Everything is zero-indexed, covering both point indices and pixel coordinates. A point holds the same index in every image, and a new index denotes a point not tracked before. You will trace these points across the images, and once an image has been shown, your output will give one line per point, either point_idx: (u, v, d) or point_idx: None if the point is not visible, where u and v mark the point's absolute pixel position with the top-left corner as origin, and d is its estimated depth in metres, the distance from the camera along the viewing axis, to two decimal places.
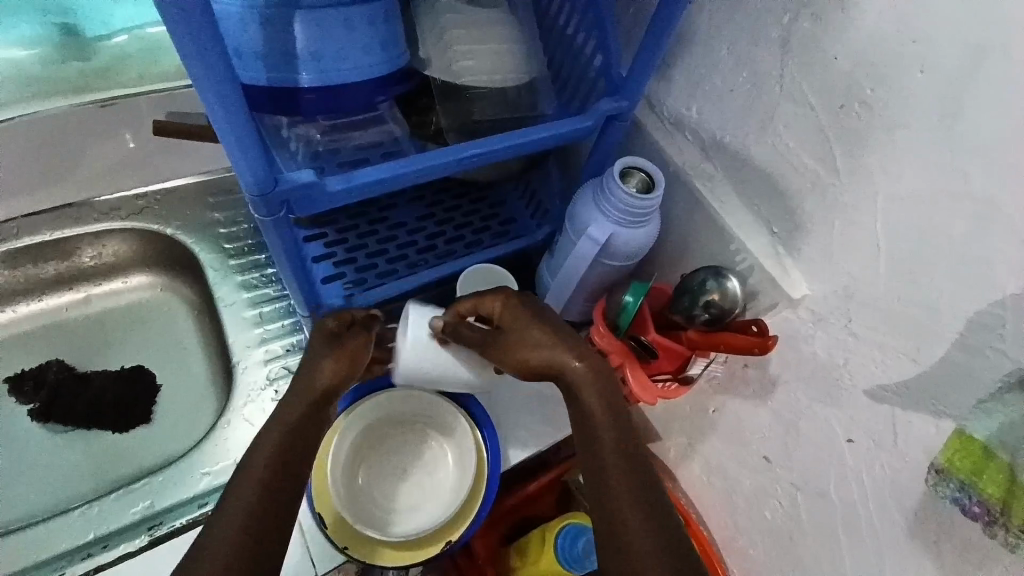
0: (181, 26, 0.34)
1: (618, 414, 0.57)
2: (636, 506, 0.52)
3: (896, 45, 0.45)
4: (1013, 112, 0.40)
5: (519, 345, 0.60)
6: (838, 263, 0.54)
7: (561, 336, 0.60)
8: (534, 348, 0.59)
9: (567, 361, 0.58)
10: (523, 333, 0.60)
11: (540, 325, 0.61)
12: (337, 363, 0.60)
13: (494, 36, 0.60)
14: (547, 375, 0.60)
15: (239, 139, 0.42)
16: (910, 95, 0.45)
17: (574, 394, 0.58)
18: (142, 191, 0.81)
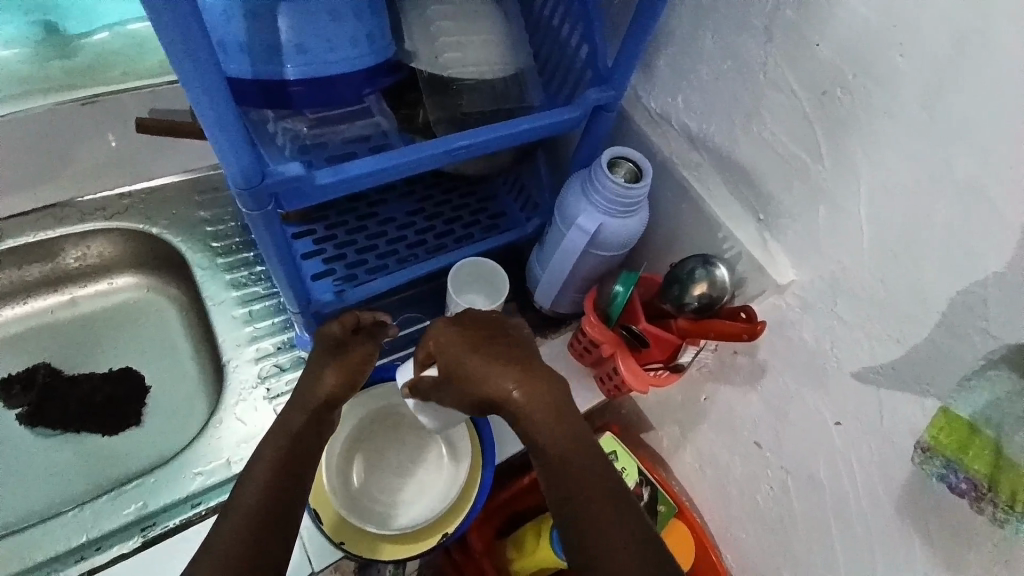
0: (166, 19, 0.33)
1: (575, 440, 0.51)
2: (615, 530, 0.48)
3: (878, 30, 0.45)
4: (993, 93, 0.40)
5: (460, 383, 0.54)
6: (824, 248, 0.55)
7: (497, 362, 0.54)
8: (471, 384, 0.53)
9: (506, 392, 0.52)
10: (457, 369, 0.54)
11: (476, 355, 0.55)
12: (338, 372, 0.61)
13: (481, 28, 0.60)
14: (495, 409, 0.54)
15: (226, 133, 0.41)
16: (892, 79, 0.46)
17: (523, 428, 0.52)
18: (126, 190, 0.80)
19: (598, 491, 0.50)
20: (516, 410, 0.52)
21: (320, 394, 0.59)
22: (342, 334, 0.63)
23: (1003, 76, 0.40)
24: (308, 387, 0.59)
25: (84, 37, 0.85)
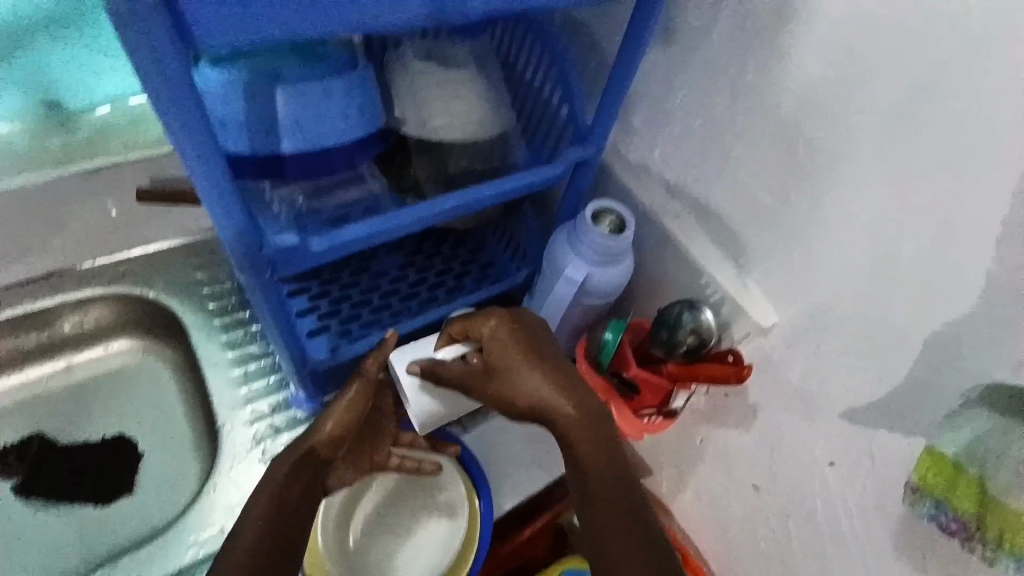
0: (166, 93, 0.36)
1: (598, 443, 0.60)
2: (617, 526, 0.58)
3: (833, 86, 0.49)
4: (942, 148, 0.43)
5: (506, 385, 0.62)
6: (802, 291, 0.57)
7: (546, 374, 0.62)
8: (517, 388, 0.62)
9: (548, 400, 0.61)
10: (506, 369, 0.62)
11: (527, 365, 0.62)
12: (336, 421, 0.60)
13: (467, 91, 0.63)
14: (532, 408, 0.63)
15: (221, 197, 0.44)
16: (847, 134, 0.49)
17: (558, 429, 0.61)
18: (124, 256, 0.81)
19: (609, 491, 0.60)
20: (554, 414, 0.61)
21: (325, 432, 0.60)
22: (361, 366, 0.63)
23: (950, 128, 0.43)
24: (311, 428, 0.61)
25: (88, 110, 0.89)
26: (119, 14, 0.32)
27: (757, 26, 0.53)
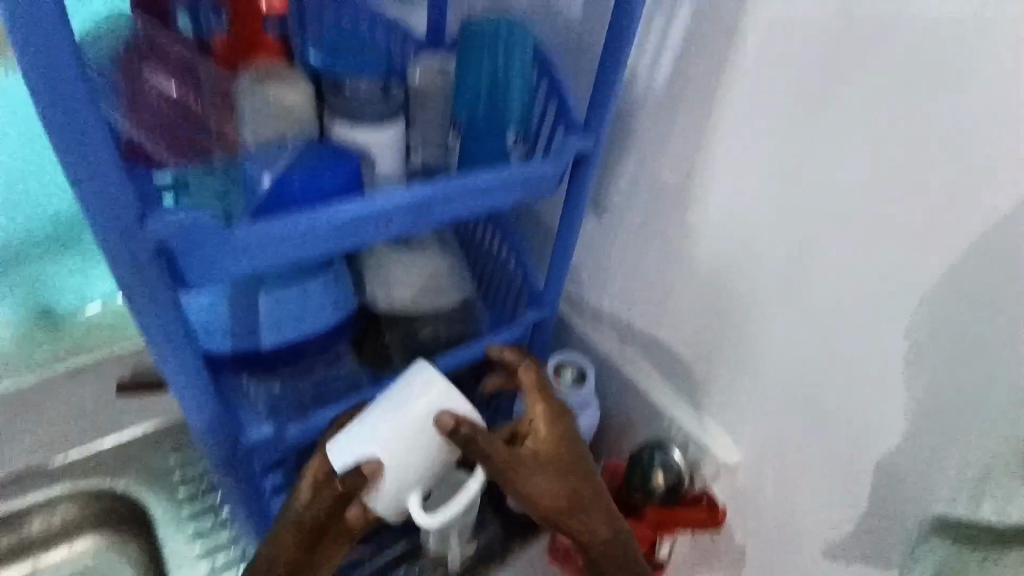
0: (161, 334, 0.42)
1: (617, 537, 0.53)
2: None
3: (741, 250, 0.57)
4: (838, 300, 0.50)
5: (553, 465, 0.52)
6: (756, 428, 0.61)
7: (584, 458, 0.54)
8: (565, 472, 0.52)
9: (588, 492, 0.53)
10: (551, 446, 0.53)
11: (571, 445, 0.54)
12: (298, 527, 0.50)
13: (431, 265, 0.69)
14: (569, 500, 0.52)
15: (202, 405, 0.48)
16: (758, 289, 0.56)
17: (592, 523, 0.53)
18: (96, 447, 0.80)
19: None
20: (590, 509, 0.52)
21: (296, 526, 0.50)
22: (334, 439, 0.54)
23: (846, 279, 0.49)
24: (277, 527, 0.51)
25: (75, 311, 0.88)
26: (127, 285, 0.38)
27: (669, 203, 0.62)
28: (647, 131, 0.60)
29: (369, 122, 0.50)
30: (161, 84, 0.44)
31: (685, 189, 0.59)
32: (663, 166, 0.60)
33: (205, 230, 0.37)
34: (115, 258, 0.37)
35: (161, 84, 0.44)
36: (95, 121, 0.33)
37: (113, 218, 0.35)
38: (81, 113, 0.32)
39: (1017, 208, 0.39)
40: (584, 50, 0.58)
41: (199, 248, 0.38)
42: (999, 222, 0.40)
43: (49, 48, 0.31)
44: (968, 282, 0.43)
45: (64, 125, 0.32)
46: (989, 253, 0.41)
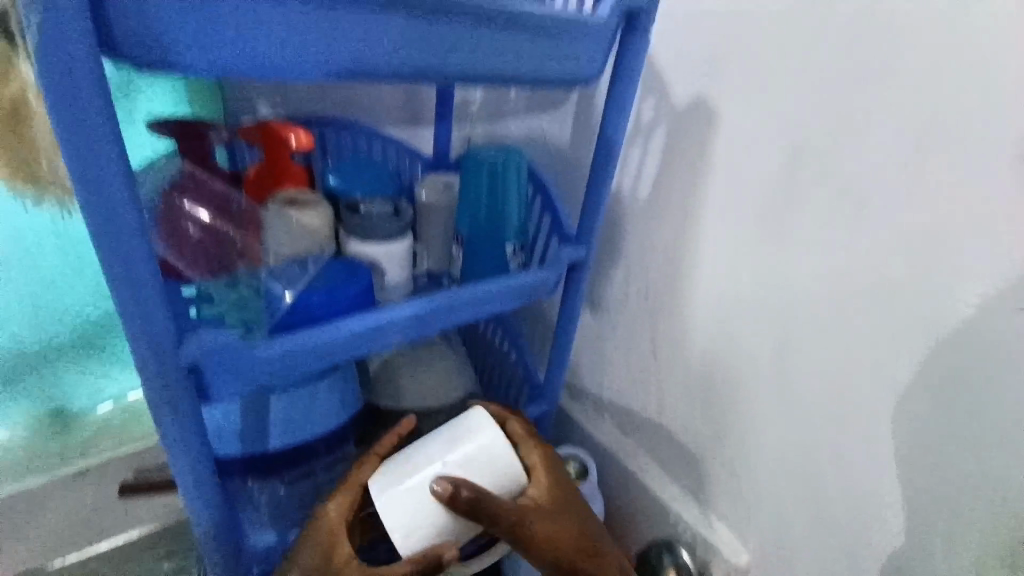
0: (182, 449, 0.42)
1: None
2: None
3: (728, 352, 0.59)
4: (828, 397, 0.52)
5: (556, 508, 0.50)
6: (762, 524, 0.61)
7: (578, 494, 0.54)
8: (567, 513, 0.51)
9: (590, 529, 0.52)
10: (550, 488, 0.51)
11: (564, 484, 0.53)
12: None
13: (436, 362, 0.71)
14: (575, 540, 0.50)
15: (215, 520, 0.48)
16: (749, 384, 0.58)
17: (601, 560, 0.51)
18: (91, 550, 0.72)
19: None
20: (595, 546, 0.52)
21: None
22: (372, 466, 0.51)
23: (827, 380, 0.51)
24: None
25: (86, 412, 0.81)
26: (156, 404, 0.39)
27: (658, 305, 0.65)
28: (635, 240, 0.66)
29: (380, 238, 0.55)
30: (194, 221, 0.47)
31: (672, 293, 0.63)
32: (652, 271, 0.65)
33: (234, 350, 0.40)
34: (148, 380, 0.38)
35: (190, 224, 0.47)
36: (146, 267, 0.34)
37: (151, 344, 0.37)
38: (134, 262, 0.34)
39: (978, 312, 0.41)
40: (573, 167, 0.65)
41: (227, 368, 0.40)
42: (954, 332, 0.42)
43: (110, 206, 0.32)
44: (936, 384, 0.44)
45: (116, 275, 0.34)
46: (953, 358, 0.43)
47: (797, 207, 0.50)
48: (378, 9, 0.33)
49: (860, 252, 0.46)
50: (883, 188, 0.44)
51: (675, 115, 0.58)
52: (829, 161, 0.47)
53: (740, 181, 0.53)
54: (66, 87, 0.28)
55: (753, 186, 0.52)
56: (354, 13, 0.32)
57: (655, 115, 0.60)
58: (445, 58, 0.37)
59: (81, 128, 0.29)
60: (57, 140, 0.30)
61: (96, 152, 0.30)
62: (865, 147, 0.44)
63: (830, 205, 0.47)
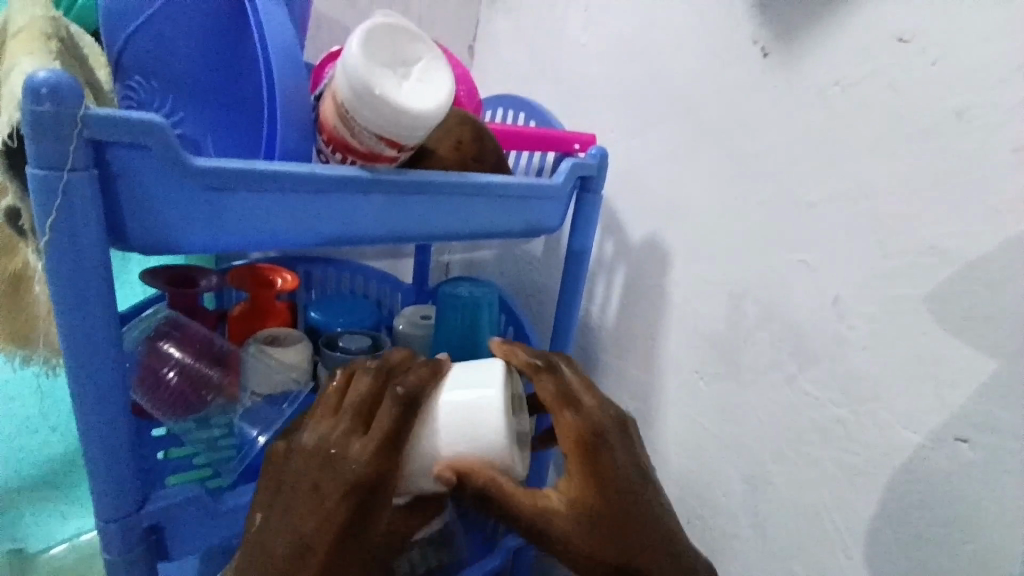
0: None
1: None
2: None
3: (703, 477, 0.59)
4: (802, 523, 0.51)
5: (592, 500, 0.37)
6: None
7: (627, 477, 0.39)
8: (608, 511, 0.37)
9: (643, 535, 0.38)
10: (588, 472, 0.38)
11: (606, 466, 0.38)
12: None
13: None
14: (621, 546, 0.37)
15: None
16: (726, 512, 0.57)
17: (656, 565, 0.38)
18: None
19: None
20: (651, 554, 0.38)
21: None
22: (366, 465, 0.34)
23: (799, 508, 0.52)
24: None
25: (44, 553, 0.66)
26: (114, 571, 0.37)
27: None
28: (606, 363, 0.69)
29: None
30: (174, 367, 0.48)
31: (643, 416, 0.65)
32: (623, 394, 0.67)
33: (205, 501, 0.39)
34: (108, 547, 0.36)
35: (171, 370, 0.48)
36: (123, 449, 0.34)
37: (119, 506, 0.35)
38: (112, 445, 0.34)
39: (926, 439, 0.43)
40: (545, 296, 0.71)
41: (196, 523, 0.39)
42: (906, 460, 0.44)
43: (98, 395, 0.32)
44: (899, 512, 0.45)
45: (91, 459, 0.34)
46: (914, 483, 0.44)
47: (748, 340, 0.54)
48: (364, 191, 0.37)
49: (811, 383, 0.50)
50: (821, 325, 0.48)
51: (633, 253, 0.63)
52: (771, 301, 0.52)
53: (696, 315, 0.58)
54: (74, 295, 0.30)
55: (707, 319, 0.57)
56: (342, 196, 0.37)
57: (616, 252, 0.66)
58: (424, 224, 0.42)
59: (83, 330, 0.31)
60: (58, 342, 0.31)
61: (95, 349, 0.31)
62: (799, 289, 0.50)
63: (777, 338, 0.51)
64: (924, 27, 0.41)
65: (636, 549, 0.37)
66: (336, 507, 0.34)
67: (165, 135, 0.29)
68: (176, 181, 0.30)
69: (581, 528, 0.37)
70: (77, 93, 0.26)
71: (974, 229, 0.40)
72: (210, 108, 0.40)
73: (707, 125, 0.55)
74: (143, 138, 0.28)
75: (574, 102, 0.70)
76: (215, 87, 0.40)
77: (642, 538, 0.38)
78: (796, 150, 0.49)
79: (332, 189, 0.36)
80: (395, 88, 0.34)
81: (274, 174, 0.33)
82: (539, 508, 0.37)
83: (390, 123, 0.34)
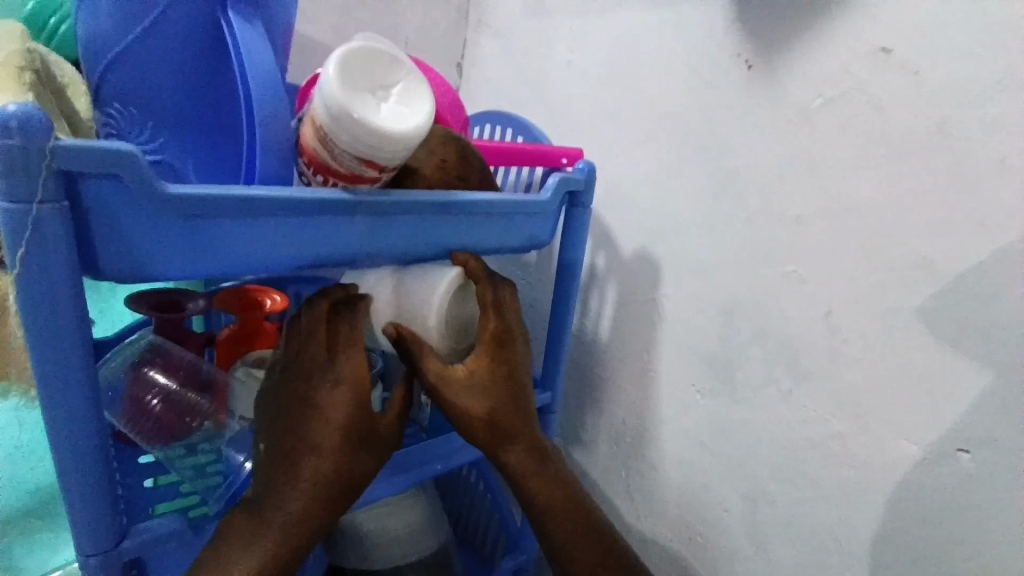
0: None
1: (552, 476, 0.46)
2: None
3: (702, 496, 0.58)
4: (803, 541, 0.50)
5: (489, 383, 0.44)
6: None
7: (519, 378, 0.46)
8: (497, 397, 0.44)
9: (518, 426, 0.45)
10: (493, 362, 0.45)
11: (506, 364, 0.45)
12: (276, 497, 0.36)
13: (407, 518, 0.65)
14: (501, 429, 0.45)
15: None
16: (726, 531, 0.56)
17: (524, 451, 0.45)
18: None
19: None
20: (521, 443, 0.45)
21: (285, 516, 0.36)
22: (340, 364, 0.39)
23: (800, 527, 0.50)
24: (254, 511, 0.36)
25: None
26: None
27: (628, 445, 0.65)
28: (600, 379, 0.68)
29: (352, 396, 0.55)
30: (157, 395, 0.48)
31: (640, 433, 0.64)
32: (619, 411, 0.66)
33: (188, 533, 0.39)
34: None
35: (154, 397, 0.48)
36: (97, 486, 0.33)
37: (98, 543, 0.34)
38: (88, 482, 0.33)
39: (925, 456, 0.42)
40: (537, 312, 0.70)
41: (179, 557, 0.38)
42: (907, 476, 0.44)
43: (71, 430, 0.32)
44: (901, 530, 0.44)
45: (66, 497, 0.33)
46: (915, 500, 0.43)
47: (742, 355, 0.53)
48: (345, 214, 0.37)
49: (808, 399, 0.49)
50: (815, 339, 0.48)
51: (625, 268, 0.63)
52: (764, 316, 0.51)
53: (689, 330, 0.57)
54: (46, 326, 0.29)
55: (702, 334, 0.56)
56: (325, 219, 0.36)
57: (608, 266, 0.65)
58: (410, 244, 0.41)
59: (56, 363, 0.30)
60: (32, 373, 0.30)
61: (69, 381, 0.31)
62: (791, 303, 0.49)
63: (770, 354, 0.51)
64: (908, 40, 0.41)
65: (509, 435, 0.45)
66: (331, 400, 0.38)
67: (139, 164, 0.29)
68: (152, 211, 0.29)
69: (476, 403, 0.43)
70: (46, 125, 0.26)
71: (967, 242, 0.39)
72: (195, 136, 0.40)
73: (693, 140, 0.55)
74: (116, 170, 0.28)
75: (561, 119, 0.70)
76: (197, 114, 0.40)
77: (517, 428, 0.45)
78: (781, 164, 0.48)
79: (314, 212, 0.35)
80: (374, 111, 0.33)
81: (254, 200, 0.33)
82: (450, 376, 0.43)
83: (369, 146, 0.34)
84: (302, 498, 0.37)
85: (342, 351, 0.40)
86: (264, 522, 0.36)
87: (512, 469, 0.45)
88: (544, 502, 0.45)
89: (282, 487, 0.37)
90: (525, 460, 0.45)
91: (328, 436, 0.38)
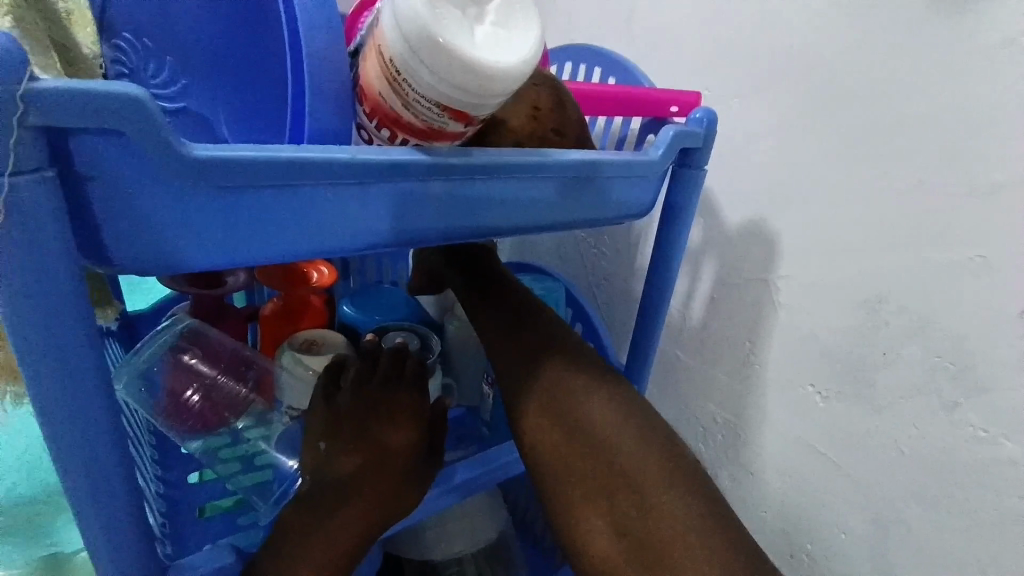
0: None
1: (596, 382, 0.40)
2: (641, 446, 0.37)
3: (812, 509, 0.51)
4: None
5: (499, 299, 0.46)
6: None
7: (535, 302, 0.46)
8: (513, 313, 0.45)
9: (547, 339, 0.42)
10: (505, 284, 0.47)
11: (513, 292, 0.47)
12: (331, 495, 0.35)
13: (468, 513, 0.60)
14: (522, 335, 0.43)
15: None
16: (840, 552, 0.49)
17: (557, 360, 0.41)
18: None
19: (605, 439, 0.37)
20: (551, 353, 0.42)
21: (350, 525, 0.35)
22: (415, 376, 0.42)
23: (946, 563, 0.42)
24: (315, 520, 0.34)
25: None
26: None
27: (718, 444, 0.58)
28: (688, 369, 0.59)
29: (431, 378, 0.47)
30: (197, 389, 0.43)
31: (734, 432, 0.56)
32: (709, 405, 0.58)
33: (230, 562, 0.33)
34: None
35: (194, 393, 0.43)
36: (126, 518, 0.27)
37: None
38: (115, 515, 0.27)
39: None
40: (616, 290, 0.62)
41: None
42: None
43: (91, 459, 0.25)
44: None
45: (87, 534, 0.27)
46: None
47: (882, 356, 0.43)
48: (424, 177, 0.28)
49: (975, 415, 0.39)
50: (996, 343, 0.37)
51: (726, 242, 0.53)
52: (923, 310, 0.40)
53: (810, 320, 0.47)
54: (47, 349, 0.22)
55: (828, 328, 0.46)
56: (396, 180, 0.27)
57: (704, 239, 0.55)
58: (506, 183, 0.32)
59: (65, 394, 0.23)
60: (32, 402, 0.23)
61: (87, 412, 0.24)
62: (964, 297, 0.38)
63: (925, 358, 0.41)
64: None
65: (537, 346, 0.42)
66: (400, 393, 0.41)
67: (152, 118, 0.20)
68: (172, 182, 0.22)
69: (490, 319, 0.45)
70: (20, 57, 0.18)
71: None
72: (225, 82, 0.32)
73: (840, 84, 0.43)
74: (118, 124, 0.20)
75: (652, 59, 0.59)
76: (226, 46, 0.31)
77: (548, 348, 0.42)
78: (971, 117, 0.37)
79: (385, 176, 0.27)
80: (465, 35, 0.24)
81: (309, 163, 0.25)
82: (468, 294, 0.48)
83: (455, 84, 0.24)
84: (357, 495, 0.36)
85: (395, 364, 0.43)
86: (318, 529, 0.34)
87: (549, 380, 0.40)
88: (569, 388, 0.40)
89: (346, 501, 0.35)
90: (559, 365, 0.41)
91: (383, 447, 0.38)
